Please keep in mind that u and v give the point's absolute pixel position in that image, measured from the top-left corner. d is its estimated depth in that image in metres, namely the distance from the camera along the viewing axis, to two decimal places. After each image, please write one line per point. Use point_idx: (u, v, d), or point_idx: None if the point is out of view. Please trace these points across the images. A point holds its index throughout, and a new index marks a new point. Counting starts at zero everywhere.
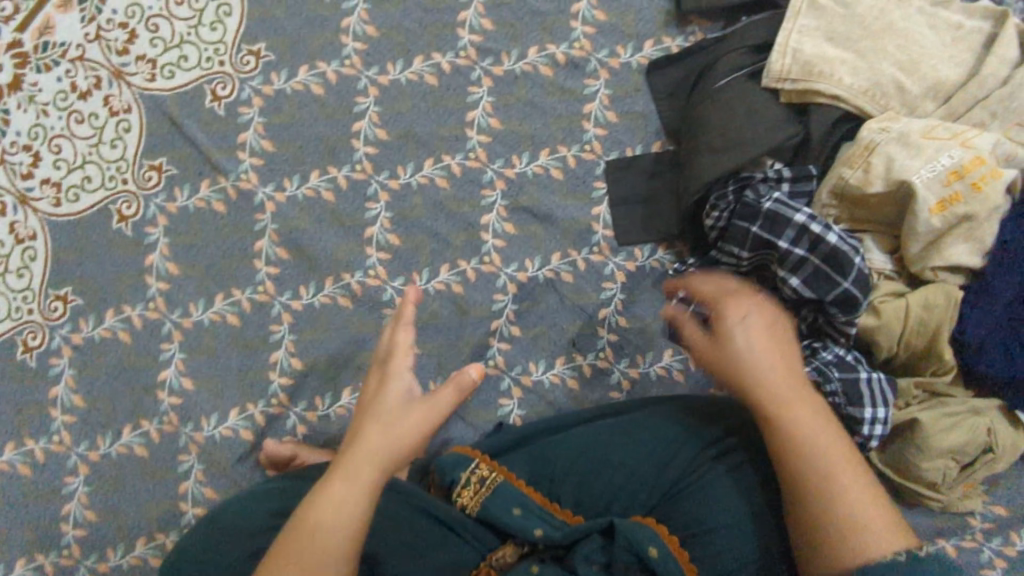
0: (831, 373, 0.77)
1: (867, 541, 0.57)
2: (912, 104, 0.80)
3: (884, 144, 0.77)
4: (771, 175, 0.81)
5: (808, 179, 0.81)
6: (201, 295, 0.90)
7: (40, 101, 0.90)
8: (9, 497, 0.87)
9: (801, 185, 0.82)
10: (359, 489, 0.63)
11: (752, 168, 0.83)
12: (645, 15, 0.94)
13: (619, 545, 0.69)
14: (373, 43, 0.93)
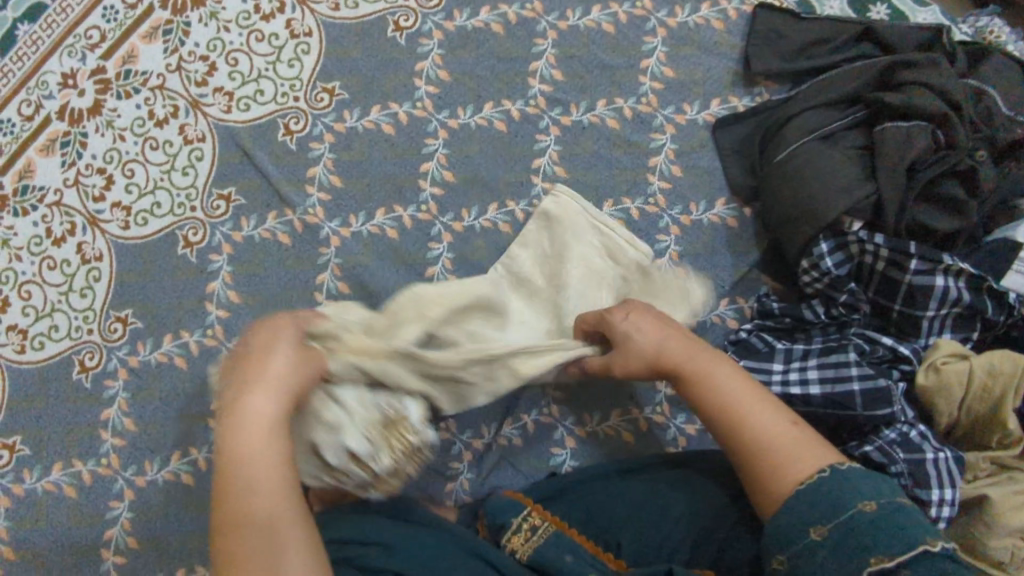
0: (895, 453, 0.74)
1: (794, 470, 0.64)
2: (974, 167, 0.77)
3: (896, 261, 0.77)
4: (862, 236, 0.78)
5: (906, 254, 0.77)
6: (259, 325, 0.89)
7: (118, 127, 0.92)
8: (53, 518, 0.86)
9: (891, 251, 0.77)
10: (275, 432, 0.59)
11: (837, 227, 0.80)
12: (713, 74, 0.95)
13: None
14: (445, 87, 0.95)
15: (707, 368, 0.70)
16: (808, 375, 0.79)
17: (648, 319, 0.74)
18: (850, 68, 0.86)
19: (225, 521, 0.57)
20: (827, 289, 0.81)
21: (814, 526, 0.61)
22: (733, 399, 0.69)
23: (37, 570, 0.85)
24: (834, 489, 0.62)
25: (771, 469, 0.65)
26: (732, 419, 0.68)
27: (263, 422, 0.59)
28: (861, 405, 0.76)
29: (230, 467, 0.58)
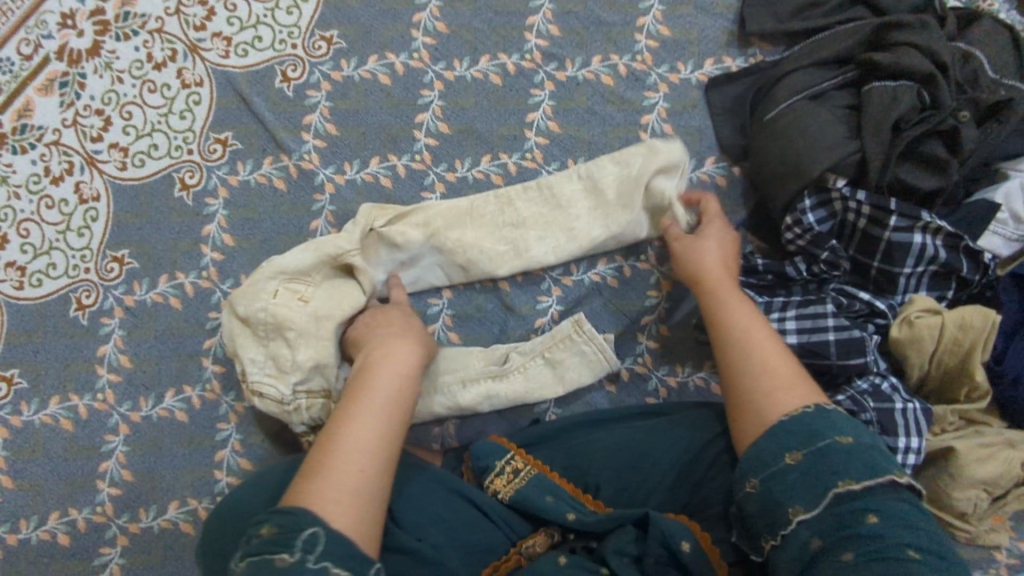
0: (865, 402, 0.76)
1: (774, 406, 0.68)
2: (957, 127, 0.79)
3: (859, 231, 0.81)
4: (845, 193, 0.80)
5: (886, 212, 0.79)
6: (253, 268, 0.91)
7: (116, 69, 0.93)
8: (49, 450, 0.88)
9: (871, 208, 0.79)
10: (409, 370, 0.74)
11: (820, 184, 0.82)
12: (708, 34, 0.96)
13: (651, 536, 0.71)
14: (442, 39, 0.95)
15: (724, 294, 0.78)
16: (786, 326, 0.81)
17: (721, 242, 0.84)
18: (842, 29, 0.88)
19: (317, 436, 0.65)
20: (809, 245, 0.83)
21: (791, 451, 0.63)
22: (748, 328, 0.75)
23: (34, 499, 0.88)
24: (814, 423, 0.64)
25: (760, 396, 0.69)
26: (741, 347, 0.74)
27: (394, 362, 0.74)
28: (835, 355, 0.78)
29: (354, 393, 0.70)
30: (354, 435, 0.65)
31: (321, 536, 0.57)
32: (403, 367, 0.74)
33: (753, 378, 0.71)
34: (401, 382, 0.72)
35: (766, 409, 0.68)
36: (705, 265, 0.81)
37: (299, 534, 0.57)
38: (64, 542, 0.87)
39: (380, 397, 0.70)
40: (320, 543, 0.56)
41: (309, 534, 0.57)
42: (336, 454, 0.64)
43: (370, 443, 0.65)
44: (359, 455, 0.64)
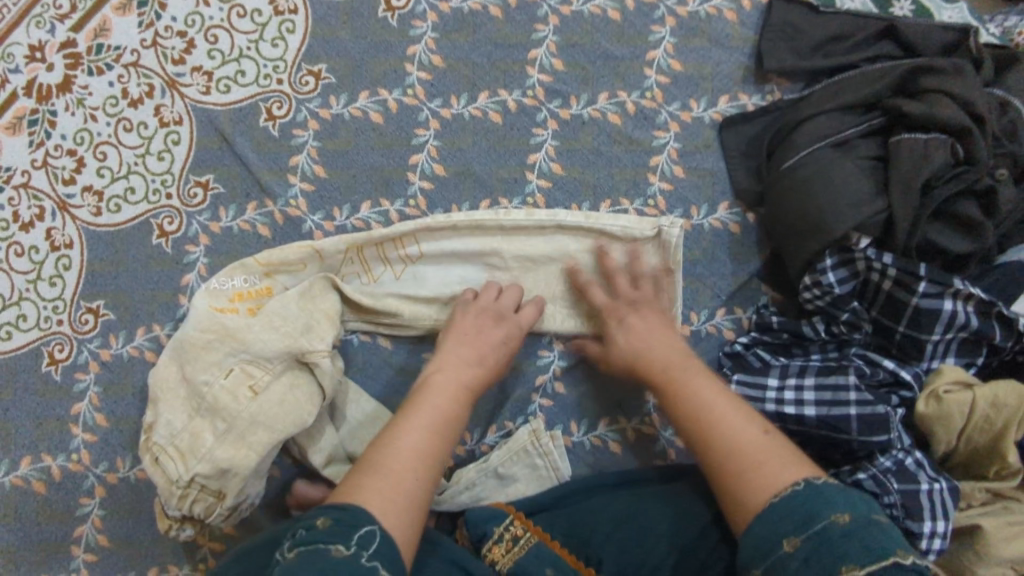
0: (889, 482, 0.71)
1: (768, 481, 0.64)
2: (993, 186, 0.73)
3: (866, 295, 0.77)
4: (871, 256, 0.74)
5: (915, 277, 0.73)
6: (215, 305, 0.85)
7: (89, 106, 0.87)
8: (21, 514, 0.83)
9: (898, 272, 0.74)
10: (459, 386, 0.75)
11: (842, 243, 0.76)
12: (723, 69, 0.90)
13: None
14: (438, 73, 0.89)
15: (685, 377, 0.74)
16: (804, 396, 0.75)
17: (652, 326, 0.80)
18: (868, 70, 0.82)
19: (381, 440, 0.68)
20: (829, 307, 0.78)
21: (787, 537, 0.59)
22: (711, 408, 0.71)
23: (5, 565, 0.83)
24: (817, 497, 0.61)
25: (742, 475, 0.66)
26: (707, 423, 0.70)
27: (449, 378, 0.75)
28: (857, 431, 0.73)
29: (416, 399, 0.73)
30: (407, 447, 0.67)
31: (376, 536, 0.59)
32: (467, 385, 0.75)
33: (732, 456, 0.67)
34: (456, 395, 0.74)
35: (757, 491, 0.64)
36: (648, 345, 0.78)
37: (355, 531, 0.59)
38: None
39: (436, 406, 0.72)
40: (373, 543, 0.58)
41: (365, 531, 0.59)
42: (382, 464, 0.66)
43: (418, 450, 0.68)
44: (415, 468, 0.66)
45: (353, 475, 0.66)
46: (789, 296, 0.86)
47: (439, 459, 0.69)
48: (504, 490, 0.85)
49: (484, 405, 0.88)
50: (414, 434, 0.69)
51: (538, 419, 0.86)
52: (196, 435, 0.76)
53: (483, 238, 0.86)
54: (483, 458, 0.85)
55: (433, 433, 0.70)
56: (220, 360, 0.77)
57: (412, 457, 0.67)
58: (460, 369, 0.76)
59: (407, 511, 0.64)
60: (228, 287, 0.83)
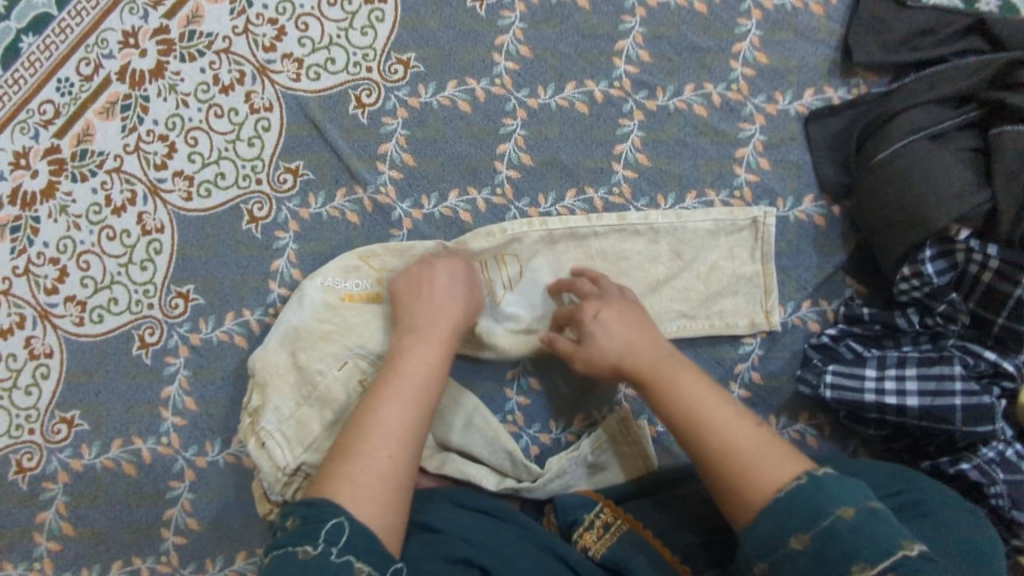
0: (994, 473, 0.72)
1: (762, 480, 0.64)
2: None
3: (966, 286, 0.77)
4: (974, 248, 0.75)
5: (1022, 269, 0.73)
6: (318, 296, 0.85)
7: (181, 91, 0.87)
8: (111, 496, 0.84)
9: (1004, 266, 0.74)
10: (436, 356, 0.72)
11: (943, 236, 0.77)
12: (809, 62, 0.90)
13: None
14: (526, 64, 0.90)
15: (662, 375, 0.72)
16: (905, 385, 0.75)
17: (627, 317, 0.77)
18: (964, 62, 0.82)
19: (353, 425, 0.67)
20: (926, 298, 0.78)
21: (796, 534, 0.59)
22: (703, 405, 0.69)
23: (95, 547, 0.83)
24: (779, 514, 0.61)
25: (739, 473, 0.65)
26: (696, 419, 0.68)
27: (427, 350, 0.72)
28: (960, 421, 0.73)
29: (381, 379, 0.70)
30: (378, 431, 0.66)
31: (345, 526, 0.59)
32: (435, 340, 0.73)
33: (709, 439, 0.67)
34: (434, 364, 0.72)
35: (754, 488, 0.64)
36: (609, 339, 0.75)
37: (325, 525, 0.59)
38: None
39: (413, 379, 0.70)
40: (343, 535, 0.58)
41: (333, 525, 0.59)
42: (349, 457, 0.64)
43: (395, 431, 0.66)
44: (389, 445, 0.65)
45: (328, 464, 0.65)
46: (876, 288, 0.86)
47: (417, 433, 0.67)
48: (592, 478, 0.85)
49: (568, 394, 0.88)
50: (380, 417, 0.66)
51: (625, 409, 0.86)
52: (303, 424, 0.81)
53: (578, 248, 0.88)
54: (574, 446, 0.86)
55: (408, 408, 0.68)
56: (337, 353, 0.82)
57: (379, 443, 0.65)
58: (437, 334, 0.74)
59: (382, 502, 0.63)
60: (341, 287, 0.84)
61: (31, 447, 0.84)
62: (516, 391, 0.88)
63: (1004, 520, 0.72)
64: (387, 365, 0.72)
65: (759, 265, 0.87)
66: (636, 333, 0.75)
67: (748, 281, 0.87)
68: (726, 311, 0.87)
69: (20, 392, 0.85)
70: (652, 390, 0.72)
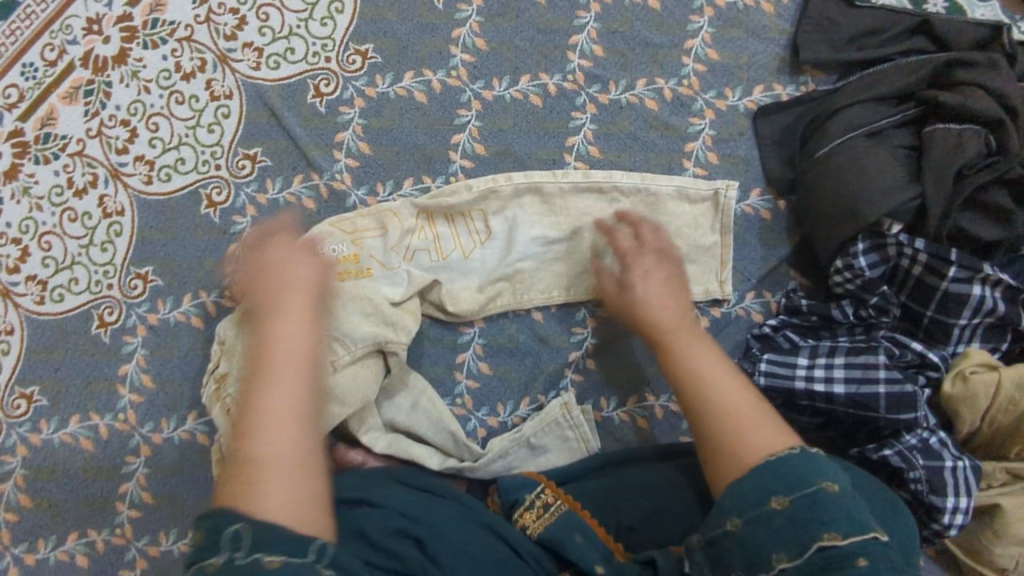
0: (914, 458, 0.74)
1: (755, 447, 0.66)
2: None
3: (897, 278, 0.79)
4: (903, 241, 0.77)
5: (947, 262, 0.75)
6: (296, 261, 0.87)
7: (143, 78, 0.89)
8: (69, 470, 0.86)
9: (930, 259, 0.76)
10: (303, 344, 0.72)
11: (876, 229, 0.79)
12: (759, 60, 0.92)
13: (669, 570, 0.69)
14: (482, 56, 0.92)
15: (681, 343, 0.76)
16: (834, 374, 0.78)
17: (665, 285, 0.81)
18: (905, 61, 0.84)
19: (243, 420, 0.67)
20: (859, 290, 0.80)
21: (778, 496, 0.61)
22: (710, 376, 0.72)
23: (51, 519, 0.86)
24: (770, 484, 0.62)
25: (732, 445, 0.67)
26: (700, 384, 0.72)
27: (285, 334, 0.72)
28: (884, 409, 0.76)
29: (256, 362, 0.71)
30: (263, 420, 0.67)
31: (244, 532, 0.58)
32: (313, 325, 0.75)
33: (719, 402, 0.70)
34: (299, 351, 0.72)
35: (749, 457, 0.66)
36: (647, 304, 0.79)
37: (223, 530, 0.59)
38: (83, 563, 0.86)
39: (280, 366, 0.70)
40: (245, 539, 0.58)
41: (234, 531, 0.58)
42: (257, 432, 0.66)
43: (284, 430, 0.66)
44: (269, 437, 0.66)
45: (239, 468, 0.64)
46: (817, 281, 0.88)
47: (306, 438, 0.67)
48: (534, 459, 0.88)
49: (516, 379, 0.90)
50: (264, 412, 0.67)
51: (570, 393, 0.89)
52: None
53: (529, 237, 0.90)
54: (517, 428, 0.89)
55: (289, 399, 0.68)
56: None
57: (267, 442, 0.66)
58: (297, 312, 0.74)
59: (296, 503, 0.63)
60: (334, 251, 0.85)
61: None
62: (465, 375, 0.90)
63: (924, 505, 0.74)
64: (256, 347, 0.72)
65: (720, 236, 0.89)
66: (666, 302, 0.79)
67: (708, 251, 0.89)
68: (685, 278, 0.89)
69: None
70: (667, 360, 0.76)
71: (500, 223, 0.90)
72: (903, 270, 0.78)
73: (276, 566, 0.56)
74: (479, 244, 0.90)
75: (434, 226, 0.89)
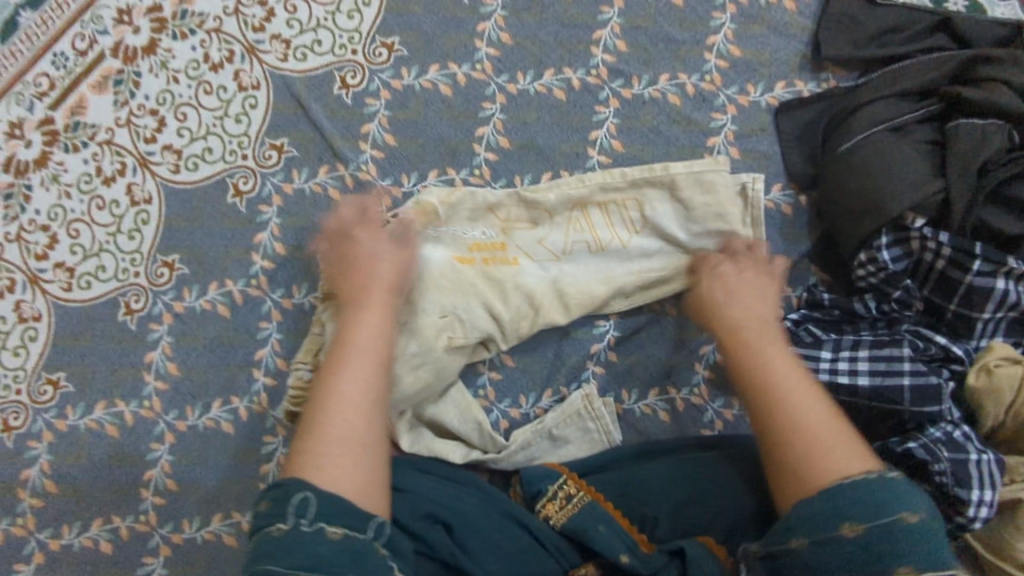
0: (938, 451, 0.74)
1: (831, 466, 0.67)
2: None
3: (921, 273, 0.80)
4: (928, 236, 0.78)
5: (971, 257, 0.76)
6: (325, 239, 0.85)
7: (171, 68, 0.90)
8: (94, 456, 0.87)
9: (955, 253, 0.77)
10: (382, 328, 0.75)
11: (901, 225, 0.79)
12: (781, 56, 0.93)
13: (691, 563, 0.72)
14: (506, 50, 0.93)
15: (764, 345, 0.77)
16: (857, 367, 0.79)
17: (768, 298, 0.82)
18: (928, 58, 0.85)
19: (319, 389, 0.70)
20: (882, 284, 0.81)
21: (847, 522, 0.63)
22: (781, 377, 0.74)
23: (76, 505, 0.86)
24: (884, 532, 0.62)
25: (802, 464, 0.69)
26: (777, 406, 0.72)
27: (372, 316, 0.76)
28: (909, 401, 0.77)
29: (340, 341, 0.74)
30: (337, 390, 0.70)
31: (312, 500, 0.62)
32: (391, 316, 0.77)
33: (787, 417, 0.71)
34: (381, 335, 0.75)
35: (818, 476, 0.67)
36: (739, 323, 0.79)
37: (292, 499, 0.62)
38: (107, 550, 0.86)
39: (360, 348, 0.73)
40: (310, 508, 0.61)
41: (300, 499, 0.62)
42: (320, 407, 0.69)
43: (354, 401, 0.69)
44: (344, 410, 0.68)
45: (305, 434, 0.67)
46: (839, 276, 0.89)
47: (377, 412, 0.70)
48: (556, 451, 0.89)
49: (539, 370, 0.91)
50: (341, 381, 0.70)
51: (592, 385, 0.90)
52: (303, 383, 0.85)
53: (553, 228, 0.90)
54: (539, 420, 0.89)
55: (368, 375, 0.71)
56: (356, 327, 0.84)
57: (340, 416, 0.68)
58: (373, 299, 0.77)
59: (358, 476, 0.66)
60: (469, 236, 0.88)
61: (17, 407, 0.87)
62: (488, 366, 0.91)
63: (948, 498, 0.74)
64: (342, 329, 0.75)
65: (751, 230, 0.89)
66: (759, 321, 0.79)
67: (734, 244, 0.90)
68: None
69: (9, 353, 0.88)
70: (744, 372, 0.76)
71: (648, 216, 0.89)
72: (925, 264, 0.79)
73: (337, 538, 0.61)
74: (634, 234, 0.90)
75: (588, 218, 0.90)
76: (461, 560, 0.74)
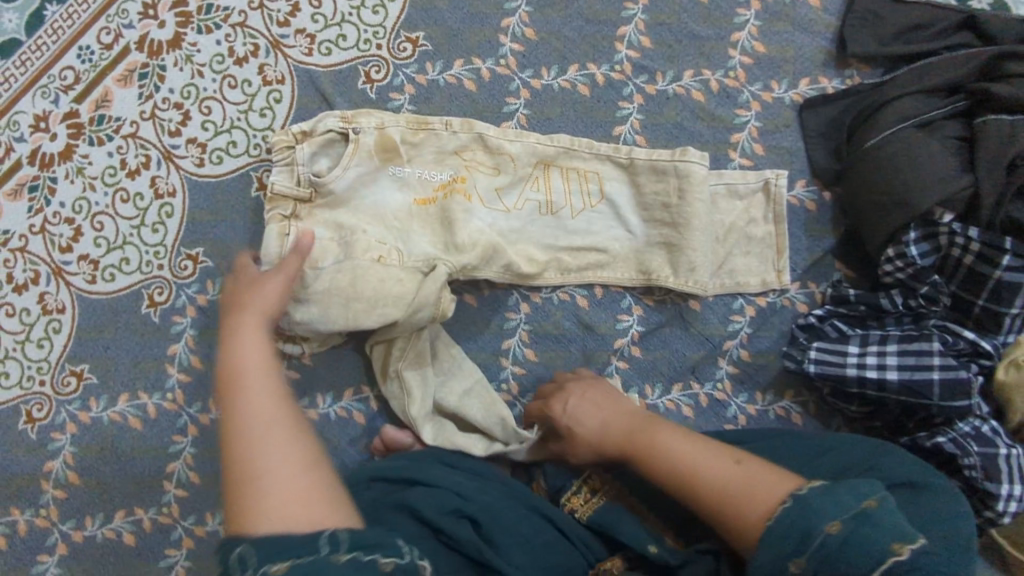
0: (968, 446, 0.76)
1: (746, 497, 0.64)
2: None
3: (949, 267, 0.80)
4: (956, 232, 0.78)
5: (1002, 251, 0.76)
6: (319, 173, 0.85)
7: (196, 62, 0.91)
8: (117, 448, 0.87)
9: (984, 249, 0.77)
10: (264, 351, 0.72)
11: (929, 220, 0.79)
12: (805, 53, 0.93)
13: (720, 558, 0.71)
14: (531, 46, 0.93)
15: (652, 435, 0.74)
16: (885, 360, 0.79)
17: (599, 400, 0.81)
18: (953, 54, 0.85)
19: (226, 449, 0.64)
20: (909, 279, 0.81)
21: (792, 557, 0.58)
22: (666, 447, 0.72)
23: (98, 497, 0.86)
24: (828, 500, 0.59)
25: (734, 502, 0.64)
26: (682, 475, 0.70)
27: (252, 347, 0.72)
28: (938, 396, 0.77)
29: (226, 389, 0.69)
30: (246, 434, 0.65)
31: (253, 547, 0.54)
32: (264, 333, 0.74)
33: (695, 479, 0.69)
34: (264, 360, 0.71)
35: (755, 510, 0.63)
36: (604, 421, 0.79)
37: (231, 558, 0.55)
38: (130, 541, 0.86)
39: (255, 380, 0.69)
40: (253, 555, 0.54)
41: (241, 551, 0.54)
42: (234, 456, 0.64)
43: (264, 428, 0.65)
44: (258, 447, 0.64)
45: (233, 495, 0.61)
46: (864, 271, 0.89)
47: (294, 428, 0.67)
48: None
49: (562, 364, 0.90)
50: (247, 421, 0.66)
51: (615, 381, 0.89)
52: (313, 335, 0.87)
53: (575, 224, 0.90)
54: None
55: (271, 400, 0.68)
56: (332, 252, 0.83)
57: (262, 456, 0.63)
58: (246, 329, 0.74)
59: (300, 504, 0.60)
60: (434, 178, 0.88)
61: (41, 398, 0.87)
62: (510, 361, 0.90)
63: (977, 492, 0.76)
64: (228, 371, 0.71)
65: (773, 225, 0.90)
66: (613, 413, 0.79)
67: (759, 242, 0.90)
68: (738, 270, 0.90)
69: (33, 344, 0.88)
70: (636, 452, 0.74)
71: (670, 210, 0.88)
72: (952, 259, 0.79)
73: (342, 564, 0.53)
74: (589, 207, 0.90)
75: (548, 179, 0.90)
76: (489, 556, 0.70)
